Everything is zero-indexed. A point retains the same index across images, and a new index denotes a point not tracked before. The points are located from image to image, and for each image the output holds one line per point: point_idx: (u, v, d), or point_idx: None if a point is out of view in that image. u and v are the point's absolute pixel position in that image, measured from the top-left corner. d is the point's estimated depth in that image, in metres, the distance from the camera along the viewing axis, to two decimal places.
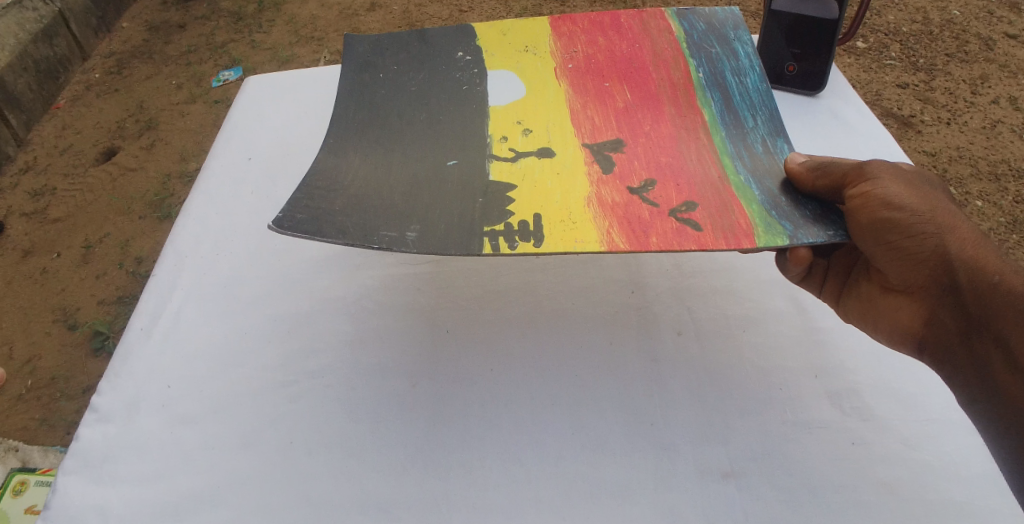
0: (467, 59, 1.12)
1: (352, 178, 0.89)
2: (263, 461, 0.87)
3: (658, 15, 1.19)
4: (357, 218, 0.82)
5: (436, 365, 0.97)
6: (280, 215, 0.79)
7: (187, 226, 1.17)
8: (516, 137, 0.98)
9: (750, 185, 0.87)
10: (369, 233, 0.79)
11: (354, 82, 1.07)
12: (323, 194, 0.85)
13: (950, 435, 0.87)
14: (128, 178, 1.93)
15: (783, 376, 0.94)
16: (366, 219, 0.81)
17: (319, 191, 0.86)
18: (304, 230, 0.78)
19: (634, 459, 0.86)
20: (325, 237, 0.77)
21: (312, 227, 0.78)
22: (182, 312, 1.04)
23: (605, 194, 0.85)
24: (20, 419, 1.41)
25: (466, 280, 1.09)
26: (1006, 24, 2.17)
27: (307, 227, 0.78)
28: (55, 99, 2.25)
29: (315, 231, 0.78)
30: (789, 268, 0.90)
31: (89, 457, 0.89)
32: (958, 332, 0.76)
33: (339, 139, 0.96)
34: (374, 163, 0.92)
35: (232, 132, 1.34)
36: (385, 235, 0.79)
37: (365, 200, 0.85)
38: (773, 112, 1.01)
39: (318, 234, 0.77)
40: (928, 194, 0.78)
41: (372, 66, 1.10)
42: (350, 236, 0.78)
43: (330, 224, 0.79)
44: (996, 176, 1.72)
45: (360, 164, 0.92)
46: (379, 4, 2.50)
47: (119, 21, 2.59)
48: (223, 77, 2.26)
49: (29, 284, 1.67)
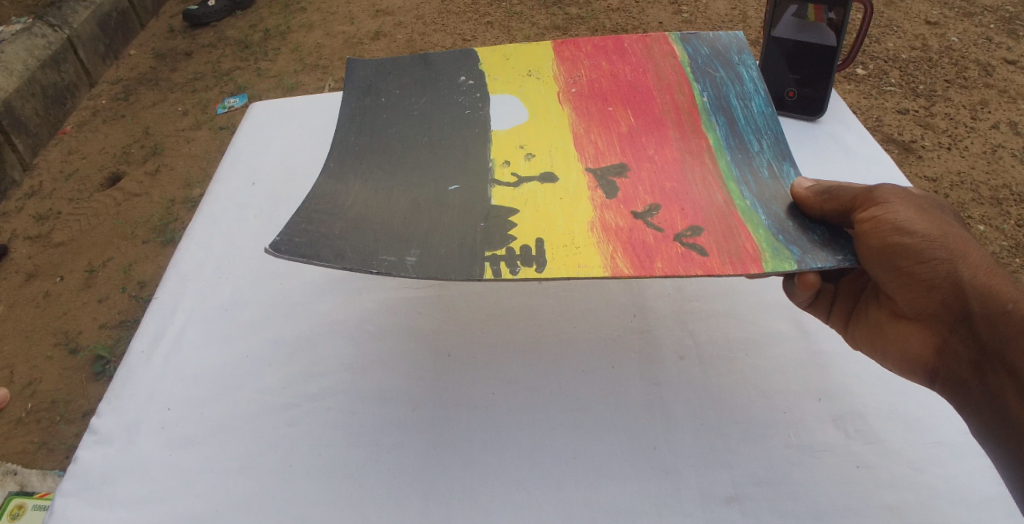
0: (470, 83, 1.14)
1: (352, 202, 0.90)
2: (261, 485, 0.86)
3: (661, 40, 1.21)
4: (356, 243, 0.82)
5: (438, 387, 0.97)
6: (278, 239, 0.79)
7: (192, 249, 1.18)
8: (518, 162, 0.99)
9: (757, 209, 0.87)
10: (368, 258, 0.79)
11: (357, 107, 1.09)
12: (322, 218, 0.86)
13: (958, 459, 0.86)
14: (132, 203, 1.94)
15: (786, 399, 0.94)
16: (366, 243, 0.82)
17: (319, 215, 0.86)
18: (302, 254, 0.78)
19: (637, 484, 0.85)
20: (323, 262, 0.77)
21: (310, 251, 0.79)
22: (183, 335, 1.04)
23: (609, 219, 0.86)
24: (18, 443, 1.40)
25: (468, 304, 1.09)
26: (1005, 50, 2.20)
27: (305, 250, 0.79)
28: (62, 124, 2.28)
29: (312, 255, 0.78)
30: (797, 293, 0.90)
31: (87, 480, 0.88)
32: (969, 362, 0.75)
33: (340, 164, 0.97)
34: (374, 188, 0.93)
35: (237, 158, 1.35)
36: (384, 259, 0.79)
37: (364, 225, 0.86)
38: (778, 135, 1.02)
39: (315, 259, 0.77)
40: (940, 220, 0.78)
41: (374, 91, 1.12)
42: (349, 261, 0.78)
43: (327, 249, 0.80)
44: (997, 201, 1.73)
45: (362, 189, 0.93)
46: (384, 33, 2.54)
47: (126, 49, 2.63)
48: (228, 104, 2.29)
49: (31, 308, 1.67)
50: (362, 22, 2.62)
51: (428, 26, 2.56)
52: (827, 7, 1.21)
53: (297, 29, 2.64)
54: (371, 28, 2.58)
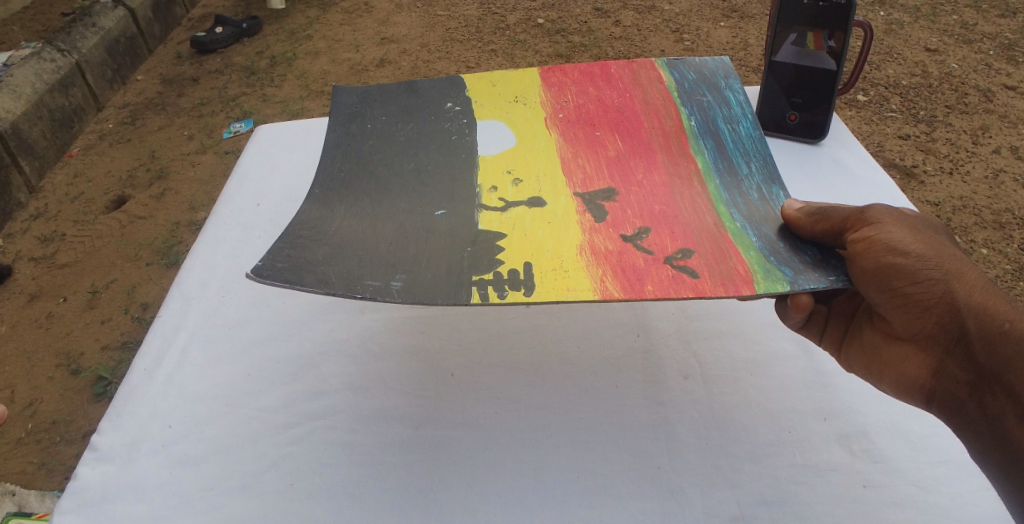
0: (456, 110, 1.16)
1: (337, 228, 0.91)
2: (262, 504, 0.85)
3: (648, 66, 1.23)
4: (340, 268, 0.82)
5: (438, 406, 0.97)
6: (259, 264, 0.79)
7: (194, 269, 1.19)
8: (506, 187, 1.00)
9: (747, 231, 0.88)
10: (352, 283, 0.79)
11: (342, 134, 1.11)
12: (307, 243, 0.86)
13: (964, 478, 0.85)
14: (137, 225, 1.96)
15: (792, 419, 0.93)
16: (350, 268, 0.82)
17: (303, 241, 0.87)
18: (284, 280, 0.78)
19: (641, 503, 0.84)
20: (305, 287, 0.77)
21: (292, 276, 0.78)
22: (186, 353, 1.04)
23: (598, 243, 0.86)
24: (17, 464, 1.39)
25: (470, 324, 1.10)
26: (1004, 76, 2.23)
27: (288, 276, 0.78)
28: (68, 147, 2.32)
29: (294, 280, 0.78)
30: (790, 315, 0.89)
31: (85, 497, 0.87)
32: (967, 384, 0.75)
33: (326, 192, 0.98)
34: (360, 215, 0.94)
35: (243, 179, 1.37)
36: (368, 284, 0.79)
37: (348, 250, 0.86)
38: (767, 159, 1.04)
39: (298, 283, 0.77)
40: (935, 240, 0.78)
41: (360, 117, 1.14)
42: (332, 286, 0.78)
43: (311, 275, 0.79)
44: (1000, 225, 1.74)
45: (346, 216, 0.94)
46: (389, 60, 2.59)
47: (134, 74, 2.68)
48: (234, 129, 2.32)
49: (33, 329, 1.67)
50: (368, 50, 2.67)
51: (433, 53, 2.60)
52: (826, 34, 1.21)
53: (303, 56, 2.69)
54: (376, 55, 2.63)
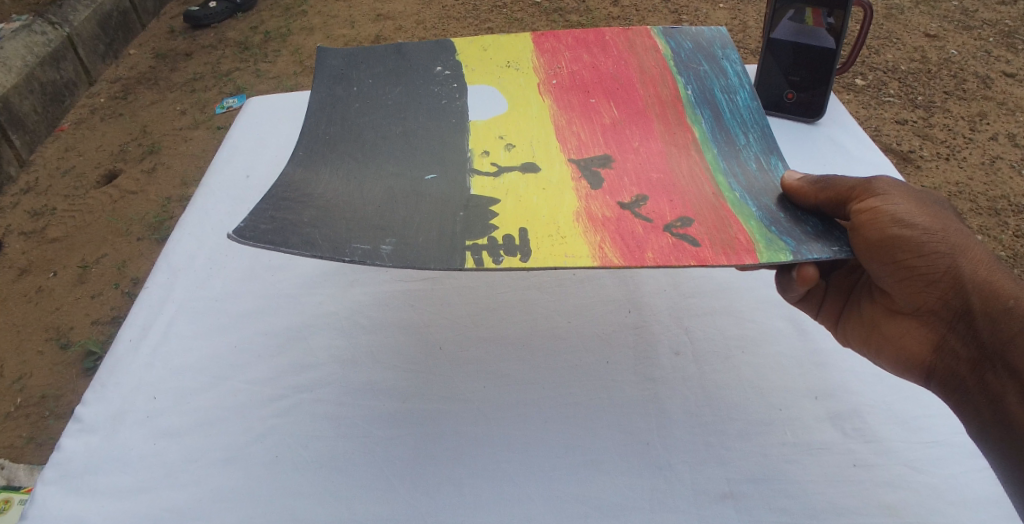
0: (446, 73, 1.13)
1: (323, 192, 0.89)
2: (245, 477, 0.85)
3: (644, 34, 1.21)
4: (326, 230, 0.79)
5: (426, 381, 0.96)
6: (242, 225, 0.77)
7: (181, 242, 1.17)
8: (498, 152, 0.98)
9: (747, 201, 0.86)
10: (340, 246, 0.77)
11: (328, 97, 1.08)
12: (291, 205, 0.84)
13: (955, 458, 0.85)
14: (127, 200, 1.94)
15: (784, 397, 0.93)
16: (337, 231, 0.79)
17: (288, 203, 0.85)
18: (267, 240, 0.75)
19: (630, 478, 0.83)
20: (290, 249, 0.74)
21: (275, 237, 0.76)
22: (172, 326, 1.03)
23: (595, 209, 0.85)
24: (6, 437, 1.38)
25: (460, 297, 1.09)
26: (1003, 63, 2.21)
27: (272, 236, 0.76)
28: (59, 122, 2.28)
29: (278, 240, 0.76)
30: (791, 287, 0.87)
31: (68, 468, 0.86)
32: (968, 361, 0.75)
33: (310, 155, 0.96)
34: (347, 179, 0.92)
35: (232, 152, 1.35)
36: (357, 247, 0.77)
37: (334, 213, 0.84)
38: (765, 129, 1.02)
39: (282, 245, 0.75)
40: (940, 214, 0.76)
41: (347, 79, 1.12)
42: (319, 248, 0.76)
43: (296, 237, 0.77)
44: (995, 211, 1.72)
45: (332, 179, 0.92)
46: (384, 37, 2.55)
47: (126, 49, 2.64)
48: (227, 104, 2.28)
49: (23, 302, 1.66)
50: (363, 27, 2.63)
51: (428, 31, 2.56)
52: (826, 11, 1.18)
53: (297, 32, 2.64)
54: (371, 32, 2.59)
